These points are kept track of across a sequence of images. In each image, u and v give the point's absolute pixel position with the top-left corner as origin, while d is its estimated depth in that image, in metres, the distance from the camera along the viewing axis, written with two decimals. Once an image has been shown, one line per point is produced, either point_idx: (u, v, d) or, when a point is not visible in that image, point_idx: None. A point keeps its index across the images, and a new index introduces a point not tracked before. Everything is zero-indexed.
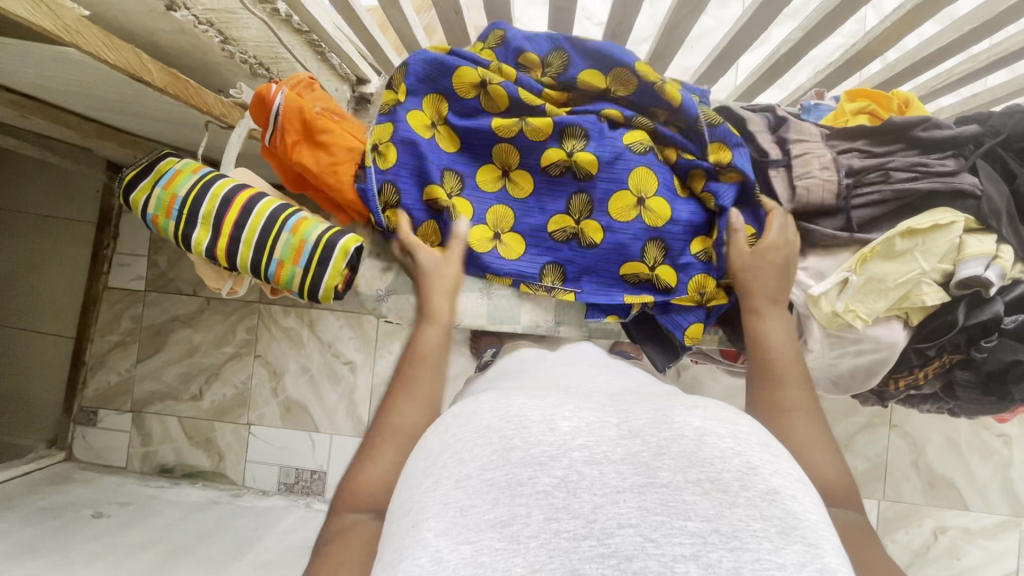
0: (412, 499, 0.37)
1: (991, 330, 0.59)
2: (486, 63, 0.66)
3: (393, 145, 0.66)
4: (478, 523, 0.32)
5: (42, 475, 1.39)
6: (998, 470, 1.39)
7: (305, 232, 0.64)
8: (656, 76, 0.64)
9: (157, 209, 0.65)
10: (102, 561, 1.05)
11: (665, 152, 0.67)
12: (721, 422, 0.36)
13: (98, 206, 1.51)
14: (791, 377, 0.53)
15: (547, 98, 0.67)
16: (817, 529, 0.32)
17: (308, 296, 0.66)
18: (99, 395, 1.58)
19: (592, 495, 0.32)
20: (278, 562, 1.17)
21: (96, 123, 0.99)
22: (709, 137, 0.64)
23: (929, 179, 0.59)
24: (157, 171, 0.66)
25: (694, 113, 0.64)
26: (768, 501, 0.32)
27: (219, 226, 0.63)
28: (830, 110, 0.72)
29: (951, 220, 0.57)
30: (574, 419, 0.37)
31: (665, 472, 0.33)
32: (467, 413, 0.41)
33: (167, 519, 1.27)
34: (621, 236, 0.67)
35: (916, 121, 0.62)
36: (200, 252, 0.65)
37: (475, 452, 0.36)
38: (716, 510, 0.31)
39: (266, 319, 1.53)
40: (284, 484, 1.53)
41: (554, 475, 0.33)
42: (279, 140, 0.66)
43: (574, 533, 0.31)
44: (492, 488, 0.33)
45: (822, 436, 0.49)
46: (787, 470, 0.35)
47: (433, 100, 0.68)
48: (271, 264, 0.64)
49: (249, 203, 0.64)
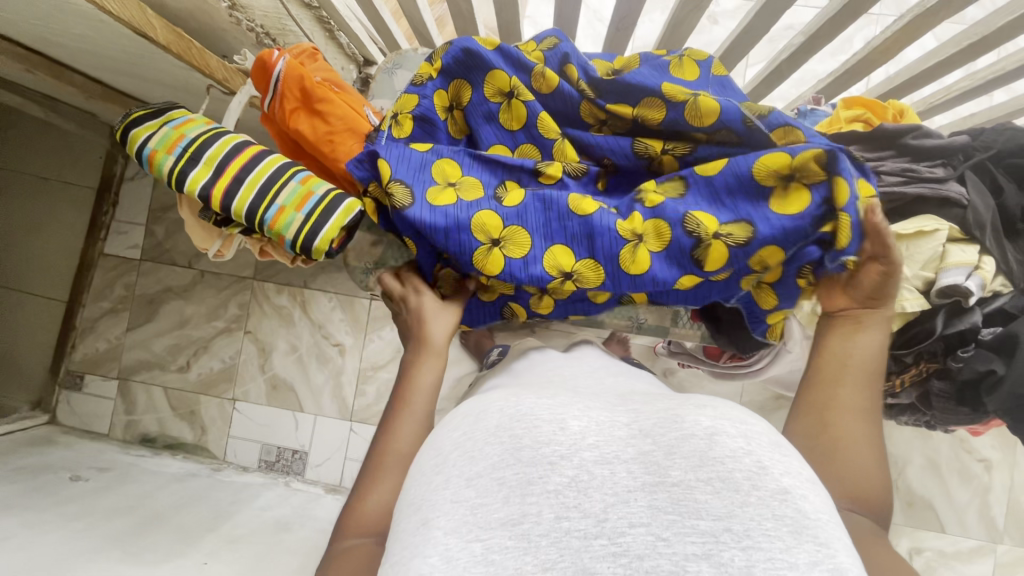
0: (421, 497, 0.41)
1: (968, 340, 0.60)
2: (530, 64, 0.65)
3: (412, 118, 0.66)
4: (488, 521, 0.36)
5: (25, 435, 1.40)
6: (978, 495, 1.39)
7: (315, 183, 0.61)
8: (686, 92, 0.62)
9: (160, 145, 0.61)
10: (76, 523, 1.06)
11: (505, 185, 0.64)
12: (731, 422, 0.40)
13: (101, 172, 1.53)
14: (865, 380, 0.54)
15: (583, 109, 0.67)
16: (827, 529, 0.35)
17: (300, 248, 0.60)
18: (87, 360, 1.58)
19: (603, 495, 0.36)
20: (250, 537, 1.17)
21: (101, 85, 1.00)
22: (767, 129, 0.60)
23: (916, 185, 0.60)
24: (168, 115, 0.63)
25: (739, 123, 0.60)
26: (778, 500, 0.36)
27: (224, 167, 0.60)
28: (826, 116, 0.73)
29: (935, 228, 0.58)
30: (584, 420, 0.42)
31: (677, 472, 0.37)
32: (478, 411, 0.44)
33: (145, 487, 1.28)
34: (675, 214, 0.59)
35: (908, 129, 0.62)
36: (192, 192, 0.60)
37: (485, 451, 0.40)
38: (728, 509, 0.35)
39: (258, 296, 1.53)
40: (265, 462, 1.53)
41: (565, 474, 0.37)
42: (278, 106, 0.65)
43: (585, 532, 0.34)
44: (503, 486, 0.37)
45: (873, 449, 0.51)
46: (797, 470, 0.38)
47: (459, 85, 0.67)
48: (270, 210, 0.59)
49: (261, 152, 0.61)
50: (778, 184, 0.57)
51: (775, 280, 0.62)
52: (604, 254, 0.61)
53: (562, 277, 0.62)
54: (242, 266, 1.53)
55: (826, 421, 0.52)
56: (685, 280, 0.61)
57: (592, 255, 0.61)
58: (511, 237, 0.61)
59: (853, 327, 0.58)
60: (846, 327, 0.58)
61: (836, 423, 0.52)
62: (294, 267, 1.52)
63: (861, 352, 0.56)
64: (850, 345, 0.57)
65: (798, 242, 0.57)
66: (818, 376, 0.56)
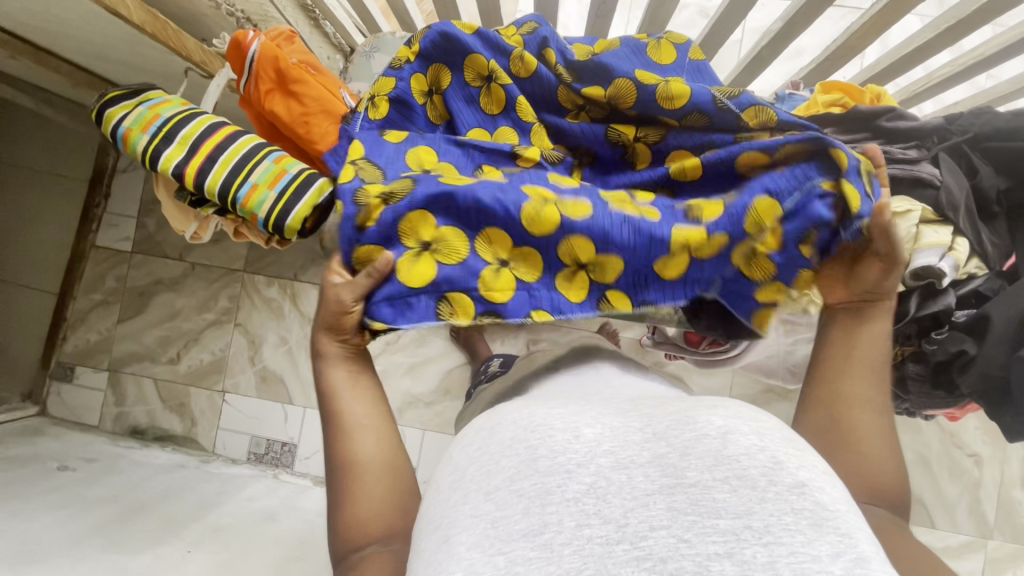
0: (440, 514, 0.42)
1: (941, 322, 0.62)
2: (509, 47, 0.65)
3: (388, 100, 0.67)
4: (510, 533, 0.37)
5: (14, 426, 1.40)
6: (968, 490, 1.39)
7: (289, 163, 0.61)
8: (656, 80, 0.63)
9: (134, 123, 0.61)
10: (60, 511, 1.07)
11: (481, 170, 0.64)
12: (742, 421, 0.41)
13: (92, 165, 1.54)
14: (869, 375, 0.54)
15: (561, 95, 0.66)
16: (848, 519, 0.36)
17: (273, 227, 0.60)
18: (78, 352, 1.58)
19: (622, 500, 0.37)
20: (235, 527, 1.17)
21: (88, 73, 1.00)
22: (738, 108, 0.60)
23: (889, 166, 0.60)
24: (144, 96, 0.63)
25: (709, 104, 0.61)
26: (796, 494, 0.36)
27: (198, 145, 0.60)
28: (803, 101, 0.72)
29: (906, 208, 0.58)
30: (596, 427, 0.43)
31: (692, 472, 0.37)
32: (492, 424, 0.47)
33: (133, 477, 1.28)
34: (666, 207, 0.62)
35: (884, 110, 0.62)
36: (166, 170, 0.60)
37: (502, 464, 0.42)
38: (746, 506, 0.35)
39: (248, 288, 1.54)
40: (254, 454, 1.53)
41: (583, 481, 0.38)
42: (253, 86, 0.65)
43: (607, 538, 0.35)
44: (522, 498, 0.38)
45: (888, 435, 0.52)
46: (812, 463, 0.39)
47: (437, 69, 0.67)
48: (243, 187, 0.59)
49: (236, 132, 0.62)
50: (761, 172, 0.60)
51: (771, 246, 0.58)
52: (595, 201, 0.60)
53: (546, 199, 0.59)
54: (233, 258, 1.54)
55: (838, 415, 0.53)
56: (681, 234, 0.59)
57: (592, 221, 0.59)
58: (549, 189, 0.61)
59: (853, 323, 0.58)
60: (847, 322, 0.58)
61: (851, 418, 0.53)
62: (283, 260, 1.52)
63: (863, 345, 0.56)
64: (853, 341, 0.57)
65: (795, 193, 0.57)
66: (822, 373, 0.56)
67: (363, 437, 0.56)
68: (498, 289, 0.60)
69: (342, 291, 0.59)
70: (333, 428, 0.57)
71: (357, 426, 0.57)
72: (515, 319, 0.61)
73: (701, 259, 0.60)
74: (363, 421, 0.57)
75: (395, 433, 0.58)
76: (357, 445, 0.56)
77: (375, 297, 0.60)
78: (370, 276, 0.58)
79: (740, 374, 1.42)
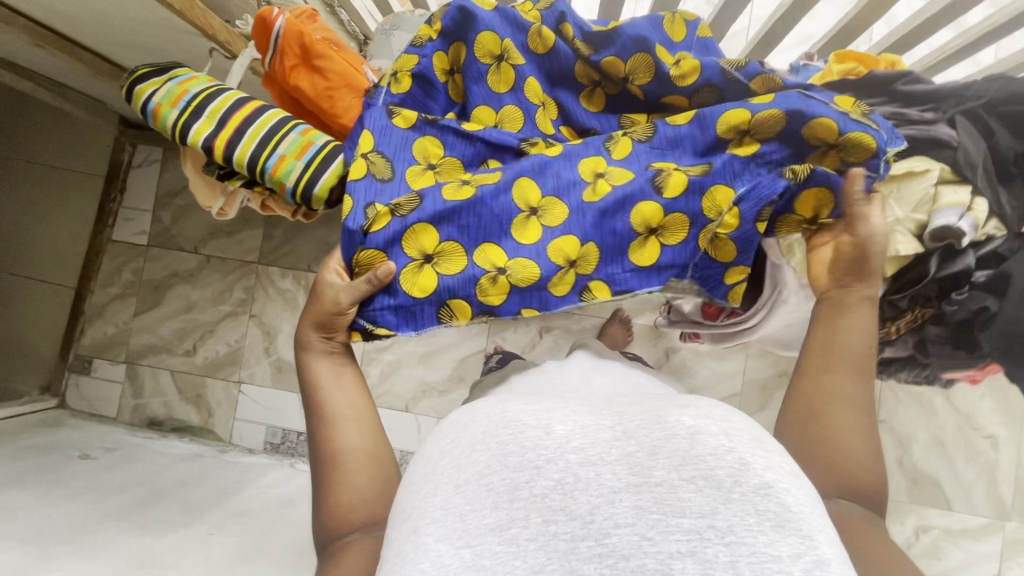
0: (412, 505, 0.45)
1: (961, 283, 0.62)
2: (526, 24, 0.66)
3: (411, 76, 0.67)
4: (478, 527, 0.40)
5: (35, 418, 1.42)
6: (984, 473, 1.38)
7: (315, 134, 0.62)
8: (671, 61, 0.65)
9: (164, 99, 0.62)
10: (84, 496, 1.09)
11: (486, 163, 0.67)
12: (713, 420, 0.42)
13: (108, 159, 1.56)
14: (848, 369, 0.55)
15: (578, 71, 0.68)
16: (810, 521, 0.38)
17: (300, 196, 0.62)
18: (95, 344, 1.60)
19: (588, 496, 0.39)
20: (256, 511, 1.20)
21: (109, 63, 1.02)
22: (745, 79, 0.63)
23: (907, 127, 0.61)
24: (172, 72, 0.65)
25: (717, 76, 0.64)
26: (762, 495, 0.38)
27: (226, 118, 0.61)
28: (817, 72, 0.71)
29: (925, 168, 0.60)
30: (568, 423, 0.44)
31: (659, 471, 0.39)
32: (466, 419, 0.48)
33: (152, 466, 1.30)
34: (637, 164, 0.64)
35: (900, 75, 0.63)
36: (195, 143, 0.62)
37: (473, 458, 0.43)
38: (711, 507, 0.37)
39: (263, 279, 1.55)
40: (270, 444, 1.54)
41: (552, 477, 0.40)
42: (278, 62, 0.66)
43: (572, 534, 0.37)
44: (491, 493, 0.41)
45: (866, 432, 0.53)
46: (780, 464, 0.40)
47: (457, 47, 0.67)
48: (272, 158, 0.61)
49: (263, 106, 0.63)
50: (735, 138, 0.62)
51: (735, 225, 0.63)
52: (573, 204, 0.63)
53: (528, 212, 0.63)
54: (247, 251, 1.55)
55: (815, 407, 0.54)
56: (645, 208, 0.63)
57: (589, 238, 0.63)
58: (548, 208, 0.63)
59: (838, 312, 0.59)
60: (828, 312, 0.59)
61: (829, 413, 0.54)
62: (297, 251, 1.54)
63: (848, 338, 0.57)
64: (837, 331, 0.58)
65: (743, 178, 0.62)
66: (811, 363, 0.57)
67: (345, 426, 0.59)
68: (494, 294, 0.63)
69: (340, 293, 0.62)
70: (321, 419, 0.59)
71: (343, 416, 0.59)
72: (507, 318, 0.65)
73: (671, 245, 0.64)
74: (347, 412, 0.60)
75: (378, 424, 0.60)
76: (340, 435, 0.58)
77: (373, 305, 0.63)
78: (366, 282, 0.61)
79: (755, 358, 1.42)
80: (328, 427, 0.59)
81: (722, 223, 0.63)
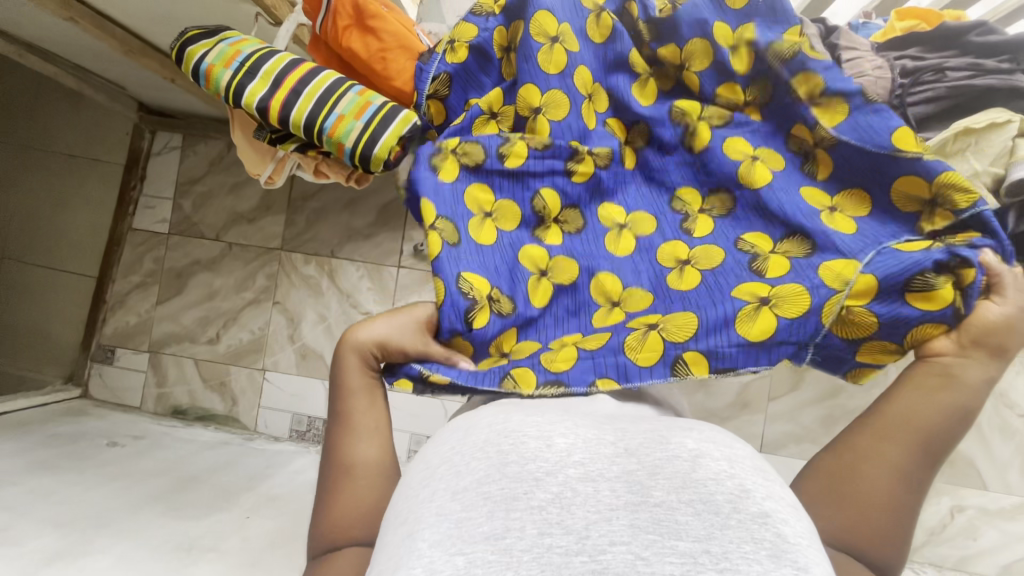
0: (407, 510, 0.44)
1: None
2: (586, 10, 0.70)
3: (467, 46, 0.71)
4: (472, 535, 0.39)
5: (59, 407, 1.41)
6: (1020, 451, 1.36)
7: (371, 95, 0.68)
8: (727, 44, 0.67)
9: (217, 60, 0.66)
10: (114, 482, 1.07)
11: (541, 195, 0.69)
12: (716, 445, 0.45)
13: (128, 147, 1.56)
14: (914, 444, 0.51)
15: (631, 60, 0.71)
16: (807, 554, 0.38)
17: (359, 155, 0.68)
18: (117, 334, 1.59)
19: (585, 512, 0.40)
20: (289, 496, 1.18)
21: (138, 39, 0.99)
22: (788, 73, 0.64)
23: (985, 77, 0.64)
24: (222, 35, 0.68)
25: (765, 57, 0.65)
26: (759, 524, 0.39)
27: (281, 79, 0.66)
28: (878, 29, 0.73)
29: (1006, 119, 0.62)
30: (570, 436, 0.46)
31: (658, 492, 0.41)
32: (467, 427, 0.49)
33: (181, 452, 1.28)
34: (726, 239, 0.65)
35: (971, 27, 0.65)
36: (250, 104, 0.66)
37: (472, 465, 0.44)
38: (707, 531, 0.39)
39: (286, 266, 1.53)
40: (296, 432, 1.52)
41: (549, 490, 0.41)
42: (331, 23, 0.74)
43: (567, 548, 0.38)
44: (487, 501, 0.41)
45: (900, 509, 0.50)
46: (778, 495, 0.42)
47: (516, 26, 0.70)
48: (331, 117, 0.66)
49: (317, 67, 0.68)
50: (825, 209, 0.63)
51: (875, 289, 0.55)
52: (656, 289, 0.64)
53: (609, 305, 0.64)
54: (269, 237, 1.54)
55: (858, 469, 0.51)
56: (749, 287, 0.59)
57: (671, 311, 0.62)
58: (631, 297, 0.65)
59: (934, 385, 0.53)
60: (929, 382, 0.53)
61: (870, 478, 0.51)
62: (320, 237, 1.52)
63: (923, 410, 0.52)
64: (918, 400, 0.53)
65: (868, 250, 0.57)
66: (873, 425, 0.53)
67: (364, 440, 0.57)
68: (561, 360, 0.58)
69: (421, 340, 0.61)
70: (341, 425, 0.58)
71: (366, 429, 0.57)
72: (578, 388, 0.56)
73: (789, 320, 0.56)
74: (370, 425, 0.58)
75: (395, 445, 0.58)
76: (358, 448, 0.56)
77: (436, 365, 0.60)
78: (445, 356, 0.61)
79: None
80: (348, 435, 0.57)
81: (851, 295, 0.55)
